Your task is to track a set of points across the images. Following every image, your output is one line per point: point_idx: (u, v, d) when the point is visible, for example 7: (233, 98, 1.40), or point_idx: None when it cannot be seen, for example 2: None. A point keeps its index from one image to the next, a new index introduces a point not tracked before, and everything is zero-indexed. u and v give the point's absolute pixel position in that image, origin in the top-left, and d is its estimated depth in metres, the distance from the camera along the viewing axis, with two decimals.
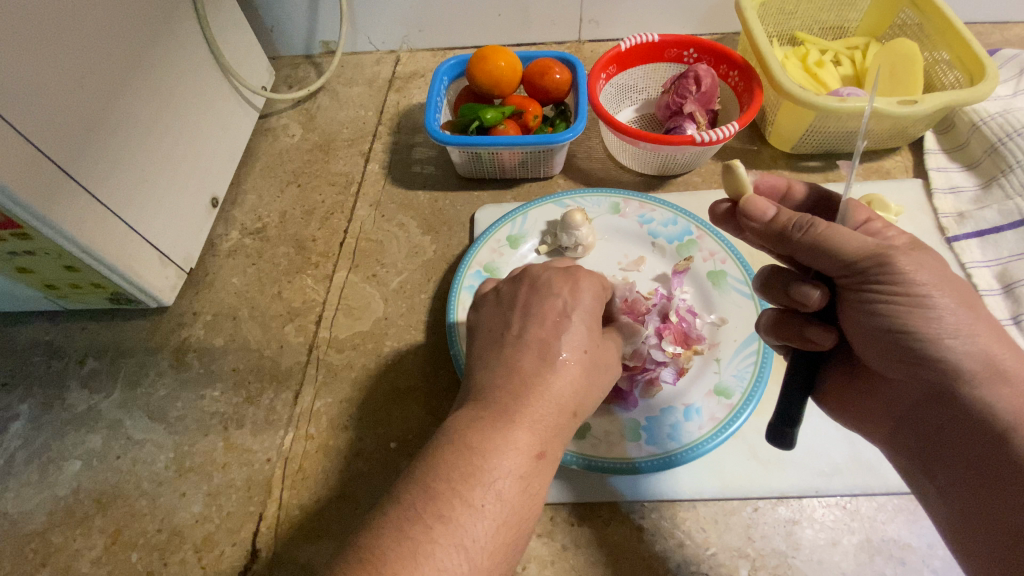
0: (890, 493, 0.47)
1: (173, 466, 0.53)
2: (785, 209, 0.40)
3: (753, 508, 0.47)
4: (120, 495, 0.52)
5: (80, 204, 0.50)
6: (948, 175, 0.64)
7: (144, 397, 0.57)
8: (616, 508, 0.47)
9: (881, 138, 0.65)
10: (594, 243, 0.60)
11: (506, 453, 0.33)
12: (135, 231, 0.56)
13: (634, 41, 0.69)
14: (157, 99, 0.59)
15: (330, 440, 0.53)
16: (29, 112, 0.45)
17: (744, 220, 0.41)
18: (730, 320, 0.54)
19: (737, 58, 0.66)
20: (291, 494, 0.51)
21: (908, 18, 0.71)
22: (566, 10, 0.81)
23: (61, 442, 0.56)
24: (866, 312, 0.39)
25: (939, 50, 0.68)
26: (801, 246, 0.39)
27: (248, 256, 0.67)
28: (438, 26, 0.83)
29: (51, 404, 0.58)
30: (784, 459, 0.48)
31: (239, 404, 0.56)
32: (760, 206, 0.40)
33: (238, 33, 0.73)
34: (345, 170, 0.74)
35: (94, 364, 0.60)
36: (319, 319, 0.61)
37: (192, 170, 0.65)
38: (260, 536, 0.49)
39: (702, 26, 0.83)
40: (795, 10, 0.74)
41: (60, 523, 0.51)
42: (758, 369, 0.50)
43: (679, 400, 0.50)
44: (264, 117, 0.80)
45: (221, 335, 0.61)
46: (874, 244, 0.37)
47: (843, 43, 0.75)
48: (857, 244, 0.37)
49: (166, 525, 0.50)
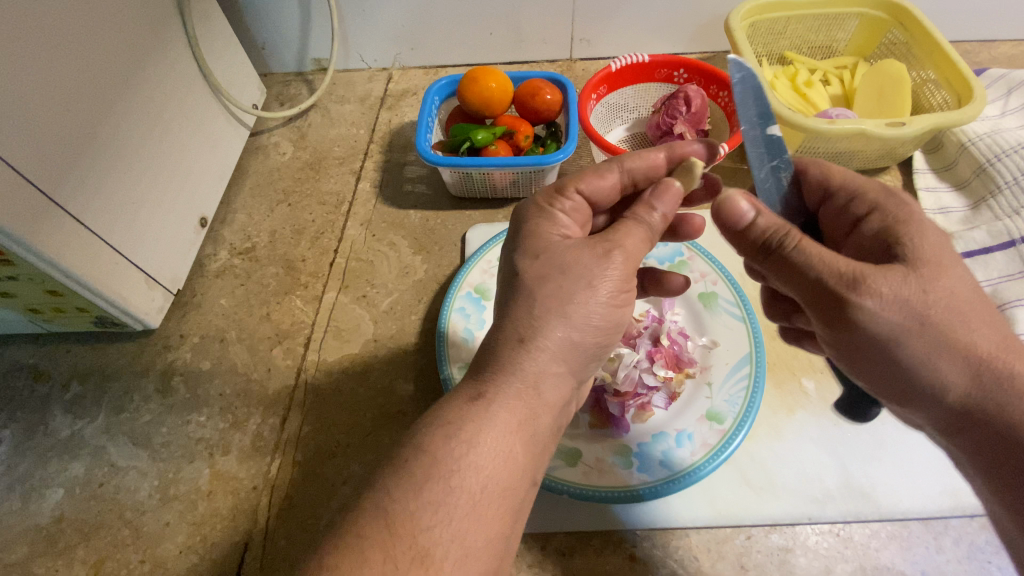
0: (883, 520, 0.46)
1: (158, 494, 0.52)
2: (765, 212, 0.35)
3: (746, 536, 0.46)
4: (103, 525, 0.51)
5: (64, 229, 0.49)
6: (937, 195, 0.64)
7: (129, 422, 0.57)
8: (608, 537, 0.47)
9: (870, 158, 0.66)
10: None
11: (488, 467, 0.32)
12: (120, 254, 0.55)
13: (624, 62, 0.69)
14: (145, 121, 0.58)
15: (318, 466, 0.52)
16: (16, 141, 0.45)
17: (719, 222, 0.37)
18: (722, 342, 0.53)
19: (727, 79, 0.66)
20: (277, 524, 0.50)
21: (896, 39, 0.72)
22: (557, 29, 0.81)
23: (42, 469, 0.54)
24: (851, 340, 0.34)
25: (926, 70, 0.68)
26: (774, 261, 0.35)
27: (237, 276, 0.66)
28: (430, 44, 0.83)
29: (33, 430, 0.57)
30: (776, 485, 0.48)
31: (226, 429, 0.55)
32: (738, 206, 0.36)
33: (229, 51, 0.73)
34: (335, 189, 0.73)
35: (79, 388, 0.59)
36: (308, 341, 0.60)
37: (181, 190, 0.64)
38: (246, 567, 0.48)
39: (692, 45, 0.83)
40: (784, 30, 0.75)
41: (40, 553, 0.50)
42: (749, 394, 0.49)
43: (670, 425, 0.49)
44: (255, 135, 0.80)
45: (208, 358, 0.60)
46: (845, 266, 0.32)
47: (831, 63, 0.75)
48: (827, 265, 0.33)
49: (149, 556, 0.49)
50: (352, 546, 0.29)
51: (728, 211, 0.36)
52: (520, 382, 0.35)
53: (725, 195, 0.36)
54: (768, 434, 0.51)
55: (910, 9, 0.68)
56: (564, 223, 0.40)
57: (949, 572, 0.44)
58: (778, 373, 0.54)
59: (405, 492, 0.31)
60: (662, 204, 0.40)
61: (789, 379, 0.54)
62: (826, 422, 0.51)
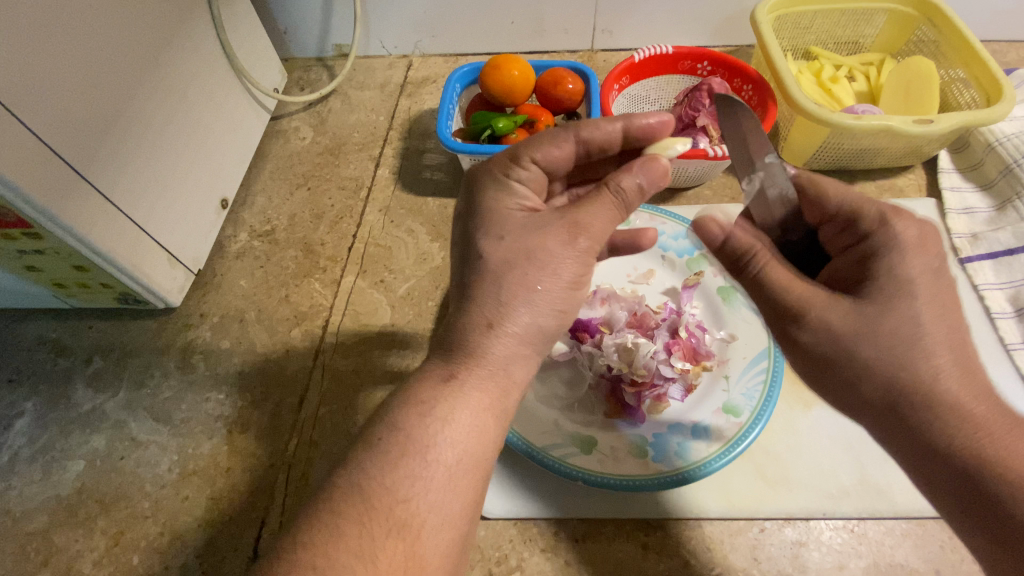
0: (898, 518, 0.46)
1: (177, 468, 0.53)
2: (734, 233, 0.38)
3: (759, 529, 0.46)
4: (123, 497, 0.52)
5: (92, 205, 0.50)
6: (962, 195, 0.63)
7: (149, 398, 0.57)
8: (621, 525, 0.47)
9: (895, 156, 0.65)
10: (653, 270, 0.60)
11: None
12: (146, 232, 0.56)
13: (648, 53, 0.69)
14: (171, 99, 0.59)
15: (334, 447, 0.53)
16: (49, 117, 0.46)
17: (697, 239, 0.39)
18: (740, 336, 0.53)
19: (751, 72, 0.66)
20: (293, 500, 0.50)
21: (924, 35, 0.70)
22: (579, 18, 0.80)
23: (65, 441, 0.55)
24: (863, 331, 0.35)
25: (955, 68, 0.67)
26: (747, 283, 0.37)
27: (256, 258, 0.67)
28: (451, 32, 0.83)
29: (56, 403, 0.58)
30: (791, 480, 0.48)
31: (244, 407, 0.56)
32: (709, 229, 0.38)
33: (252, 34, 0.73)
34: (355, 174, 0.74)
35: (101, 363, 0.60)
36: (326, 324, 0.61)
37: (204, 171, 0.65)
38: (262, 542, 0.49)
39: (716, 39, 0.82)
40: (811, 24, 0.74)
41: (62, 523, 0.51)
42: (767, 388, 0.49)
43: (687, 416, 0.49)
44: (276, 119, 0.81)
45: (227, 337, 0.61)
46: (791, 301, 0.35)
47: (857, 59, 0.74)
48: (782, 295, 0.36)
49: (168, 528, 0.50)
50: (385, 527, 0.31)
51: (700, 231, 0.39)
52: (499, 359, 0.37)
53: (700, 217, 0.38)
54: (784, 428, 0.51)
55: (940, 5, 0.67)
56: (522, 194, 0.40)
57: (963, 570, 0.44)
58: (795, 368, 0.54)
59: (445, 509, 0.33)
60: (644, 175, 0.39)
61: None
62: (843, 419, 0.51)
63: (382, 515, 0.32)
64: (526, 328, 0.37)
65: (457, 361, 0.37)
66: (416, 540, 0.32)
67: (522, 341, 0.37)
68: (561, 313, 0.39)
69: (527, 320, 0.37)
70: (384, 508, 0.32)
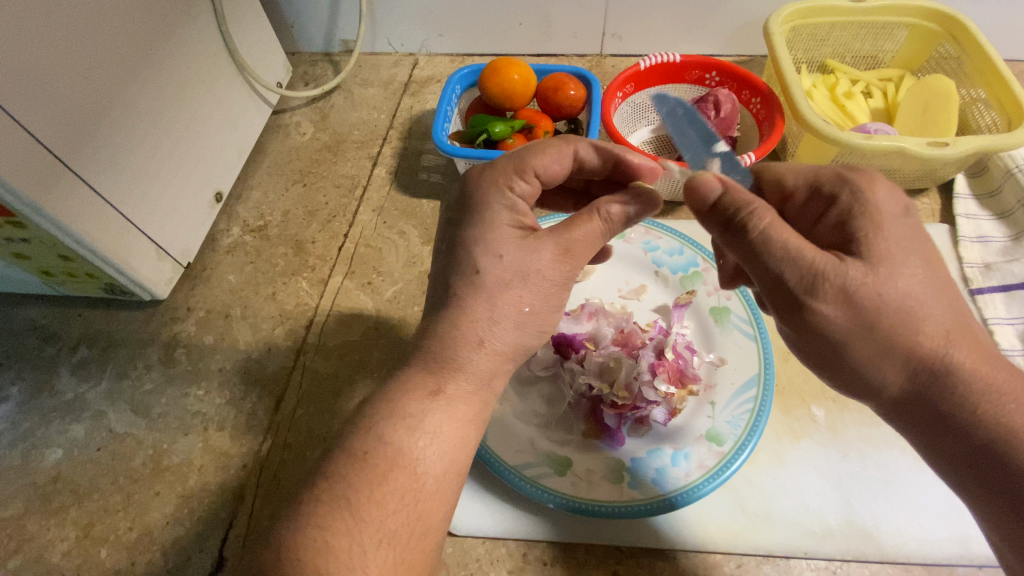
0: (883, 562, 0.44)
1: (151, 463, 0.53)
2: (734, 188, 0.34)
3: (736, 565, 0.44)
4: (97, 489, 0.52)
5: (80, 196, 0.50)
6: (976, 223, 0.60)
7: (130, 389, 0.57)
8: (592, 550, 0.45)
9: (908, 178, 0.62)
10: (644, 285, 0.58)
11: None
12: (134, 224, 0.56)
13: (654, 60, 0.67)
14: (167, 91, 0.59)
15: (307, 450, 0.52)
16: (38, 108, 0.46)
17: (693, 194, 0.35)
18: (730, 361, 0.51)
19: (761, 84, 0.63)
20: (263, 503, 0.50)
21: (947, 52, 0.67)
22: (589, 22, 0.78)
23: (45, 428, 0.56)
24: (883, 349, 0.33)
25: (977, 88, 0.64)
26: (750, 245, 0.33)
27: (246, 254, 0.66)
28: (458, 32, 0.82)
29: (40, 389, 0.58)
30: (773, 515, 0.46)
31: (222, 405, 0.56)
32: (709, 185, 0.35)
33: (257, 28, 0.72)
34: (351, 173, 0.73)
35: (86, 352, 0.60)
36: (310, 324, 0.60)
37: (199, 164, 0.64)
38: (228, 544, 0.48)
39: (729, 48, 0.80)
40: (827, 36, 0.71)
41: (35, 511, 0.51)
42: (754, 418, 0.47)
43: (668, 442, 0.47)
44: (278, 113, 0.80)
45: (211, 333, 0.60)
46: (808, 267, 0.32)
47: (875, 74, 0.71)
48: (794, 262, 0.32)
49: (137, 524, 0.50)
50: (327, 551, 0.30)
51: (701, 188, 0.35)
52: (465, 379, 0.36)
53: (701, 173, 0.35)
54: (770, 459, 0.48)
55: (964, 21, 0.64)
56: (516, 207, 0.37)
57: None
58: (786, 398, 0.52)
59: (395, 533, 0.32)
60: (633, 204, 0.38)
61: (797, 404, 0.51)
62: (833, 453, 0.48)
63: (370, 526, 0.31)
64: (495, 348, 0.36)
65: (444, 372, 0.35)
66: (404, 546, 0.31)
67: (490, 360, 0.36)
68: (534, 333, 0.37)
69: (497, 339, 0.36)
70: (361, 516, 0.31)
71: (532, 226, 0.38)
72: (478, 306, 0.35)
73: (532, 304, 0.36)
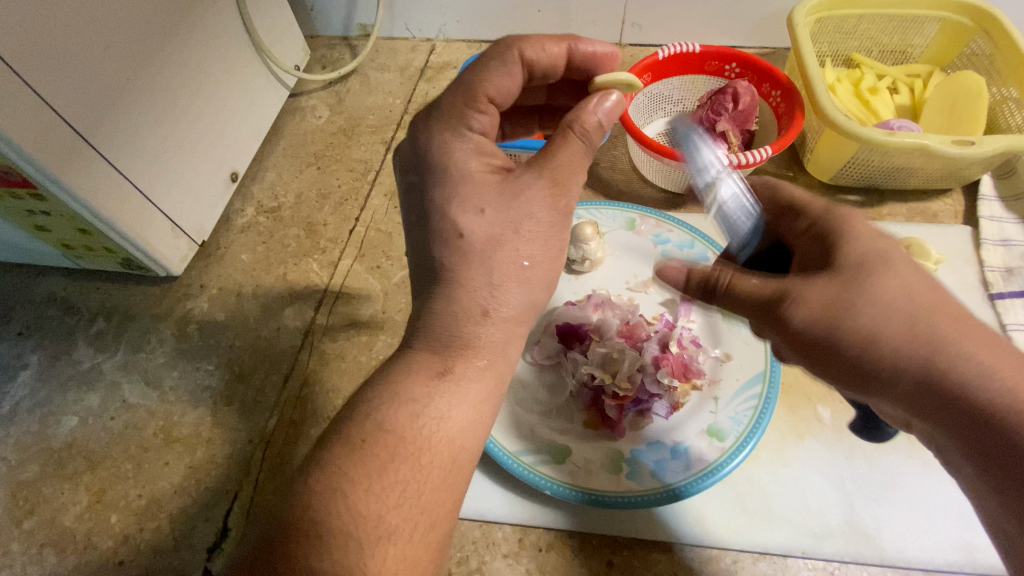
0: (883, 566, 0.43)
1: (161, 434, 0.54)
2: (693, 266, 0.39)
3: (732, 560, 0.44)
4: (109, 456, 0.53)
5: (96, 170, 0.51)
6: (1001, 226, 0.59)
7: (144, 362, 0.59)
8: (588, 539, 0.46)
9: (930, 177, 0.60)
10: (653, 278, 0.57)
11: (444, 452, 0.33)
12: (150, 200, 0.57)
13: (673, 50, 0.66)
14: (186, 70, 0.60)
15: (312, 428, 0.53)
16: (60, 82, 0.47)
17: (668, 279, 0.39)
18: (736, 357, 0.50)
19: (781, 77, 0.62)
20: (267, 478, 0.51)
21: (979, 49, 0.65)
22: (608, 10, 0.77)
23: (62, 396, 0.57)
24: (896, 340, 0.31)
25: (1009, 86, 0.61)
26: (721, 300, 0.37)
27: (259, 234, 0.67)
28: (475, 18, 0.82)
29: (58, 358, 0.60)
30: (773, 513, 0.45)
31: (230, 380, 0.57)
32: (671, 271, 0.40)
33: (276, 10, 0.73)
34: (364, 157, 0.73)
35: (103, 324, 0.62)
36: (318, 305, 0.61)
37: (215, 143, 0.65)
38: (232, 515, 0.49)
39: (752, 39, 0.78)
40: (854, 30, 0.69)
41: (50, 475, 0.53)
42: (757, 415, 0.47)
43: (669, 436, 0.47)
44: (294, 96, 0.81)
45: (223, 310, 0.62)
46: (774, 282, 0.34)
47: (902, 70, 0.69)
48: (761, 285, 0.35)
49: (146, 492, 0.51)
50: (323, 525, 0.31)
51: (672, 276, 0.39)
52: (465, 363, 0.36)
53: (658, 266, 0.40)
54: (772, 457, 0.48)
55: (999, 17, 0.61)
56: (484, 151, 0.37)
57: None
58: (792, 397, 0.51)
59: None
60: (604, 112, 0.38)
61: (804, 403, 0.50)
62: (837, 454, 0.48)
63: (358, 500, 0.30)
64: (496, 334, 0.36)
65: (428, 342, 0.35)
66: (393, 523, 0.31)
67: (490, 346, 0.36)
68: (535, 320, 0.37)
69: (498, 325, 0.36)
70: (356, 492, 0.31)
71: (503, 165, 0.37)
72: (473, 272, 0.35)
73: (531, 258, 0.36)
